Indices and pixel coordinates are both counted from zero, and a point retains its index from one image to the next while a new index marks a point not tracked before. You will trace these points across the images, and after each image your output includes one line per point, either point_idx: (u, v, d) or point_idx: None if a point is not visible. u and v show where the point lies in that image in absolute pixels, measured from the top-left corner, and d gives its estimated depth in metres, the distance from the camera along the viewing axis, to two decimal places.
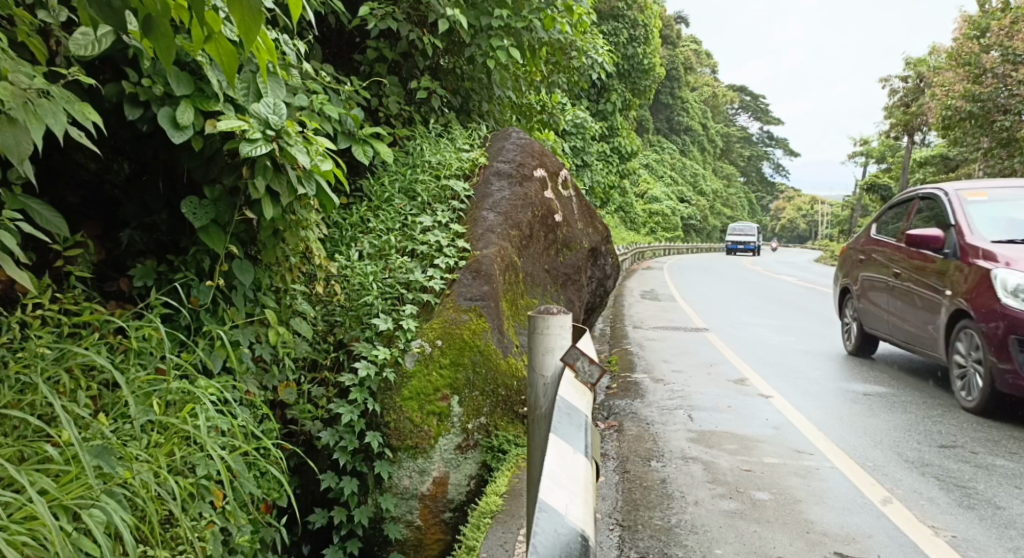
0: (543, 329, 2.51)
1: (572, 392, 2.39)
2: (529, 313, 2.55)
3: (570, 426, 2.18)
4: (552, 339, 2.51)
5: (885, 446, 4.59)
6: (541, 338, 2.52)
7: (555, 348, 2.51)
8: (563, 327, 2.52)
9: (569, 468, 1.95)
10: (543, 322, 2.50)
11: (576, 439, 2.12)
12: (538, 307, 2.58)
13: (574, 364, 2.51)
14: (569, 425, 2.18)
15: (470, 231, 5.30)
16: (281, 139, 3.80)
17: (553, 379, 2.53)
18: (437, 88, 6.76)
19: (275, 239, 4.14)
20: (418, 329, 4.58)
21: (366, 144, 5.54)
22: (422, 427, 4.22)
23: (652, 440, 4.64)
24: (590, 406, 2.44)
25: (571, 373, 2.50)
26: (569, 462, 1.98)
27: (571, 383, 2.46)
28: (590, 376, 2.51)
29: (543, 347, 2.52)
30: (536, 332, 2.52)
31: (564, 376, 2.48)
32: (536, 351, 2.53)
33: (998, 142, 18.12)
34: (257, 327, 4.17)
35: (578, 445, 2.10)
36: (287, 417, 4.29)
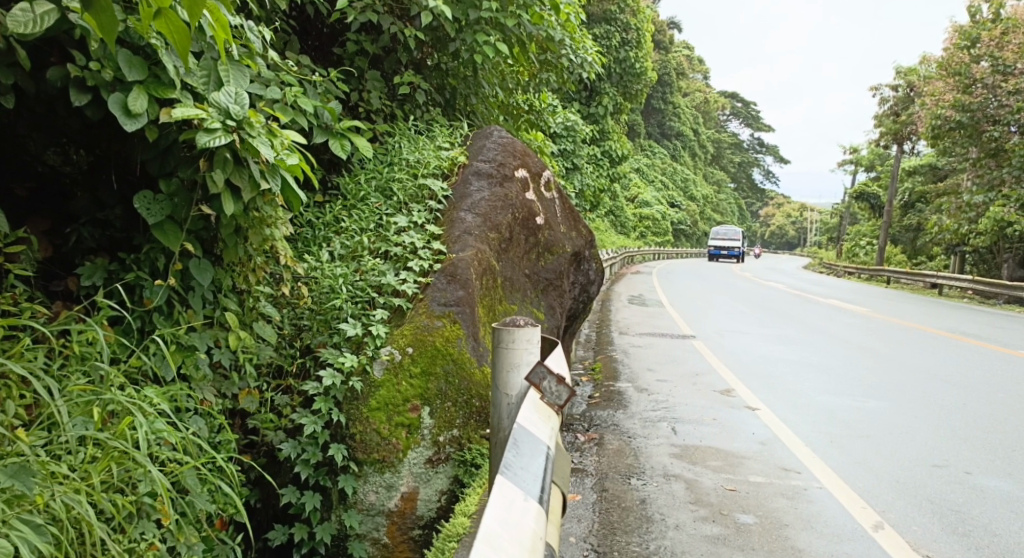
0: (508, 343, 2.47)
1: (534, 419, 2.31)
2: (495, 326, 2.50)
3: (525, 467, 2.08)
4: (517, 354, 2.46)
5: (875, 465, 4.39)
6: (507, 352, 2.48)
7: (521, 365, 2.47)
8: (531, 342, 2.47)
9: (513, 521, 1.85)
10: (508, 335, 2.46)
11: (530, 484, 2.03)
12: (507, 320, 2.54)
13: (540, 384, 2.44)
14: (524, 465, 2.09)
15: (447, 232, 5.07)
16: (243, 131, 3.55)
17: (517, 398, 2.48)
18: (419, 83, 6.55)
19: (237, 237, 3.88)
20: (388, 336, 4.35)
21: (344, 138, 5.29)
22: (390, 440, 3.99)
23: (633, 456, 4.43)
24: (553, 429, 2.38)
25: (537, 393, 2.43)
26: (515, 513, 1.88)
27: (535, 405, 2.39)
28: (556, 399, 2.45)
29: (508, 362, 2.48)
30: (502, 346, 2.48)
31: (528, 395, 2.41)
32: (502, 366, 2.49)
33: (986, 152, 18.60)
34: (216, 330, 3.92)
35: (531, 491, 2.02)
36: (248, 426, 4.06)
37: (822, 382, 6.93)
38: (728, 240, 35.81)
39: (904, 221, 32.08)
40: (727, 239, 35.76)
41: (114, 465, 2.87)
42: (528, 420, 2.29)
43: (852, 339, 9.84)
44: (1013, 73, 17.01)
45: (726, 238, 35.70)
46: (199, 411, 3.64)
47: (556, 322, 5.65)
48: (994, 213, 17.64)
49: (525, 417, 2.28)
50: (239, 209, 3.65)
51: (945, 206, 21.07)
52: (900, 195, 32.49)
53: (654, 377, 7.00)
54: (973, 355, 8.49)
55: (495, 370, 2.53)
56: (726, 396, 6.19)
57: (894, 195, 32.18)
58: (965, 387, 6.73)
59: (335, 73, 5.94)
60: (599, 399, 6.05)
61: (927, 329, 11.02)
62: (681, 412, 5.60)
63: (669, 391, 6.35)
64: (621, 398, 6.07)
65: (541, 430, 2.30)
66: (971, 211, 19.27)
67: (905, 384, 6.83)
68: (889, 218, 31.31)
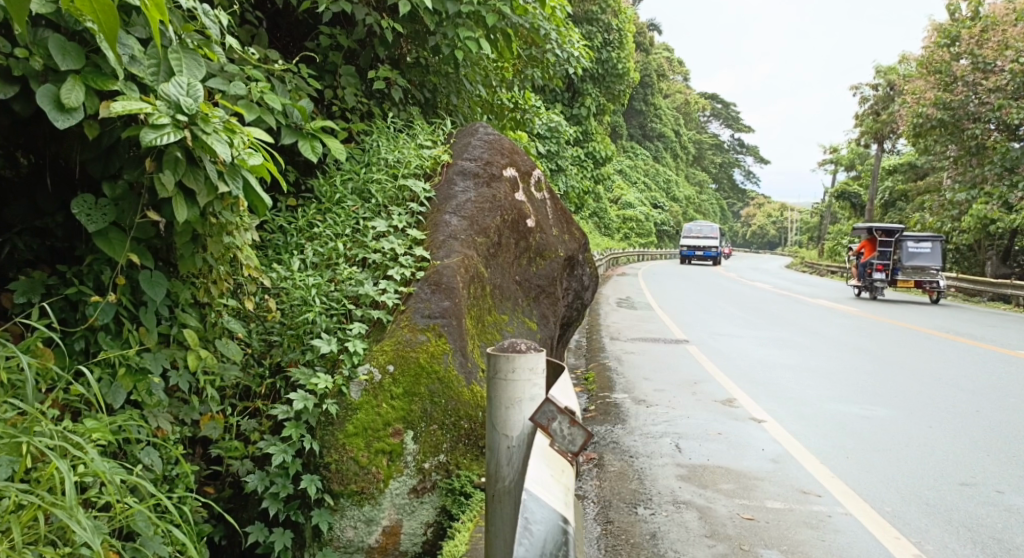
0: (513, 371, 2.15)
1: (547, 479, 1.99)
2: (491, 352, 2.19)
3: None
4: (524, 385, 2.16)
5: (900, 484, 4.06)
6: (508, 385, 2.17)
7: (525, 397, 2.17)
8: (540, 371, 2.19)
9: None
10: (515, 361, 2.15)
11: None
12: (506, 344, 2.24)
13: (548, 426, 2.13)
14: None
15: (430, 237, 4.66)
16: (196, 126, 3.16)
17: (519, 442, 2.17)
18: (397, 78, 6.14)
19: (194, 245, 3.47)
20: (366, 352, 3.93)
21: (315, 139, 4.91)
22: (369, 469, 3.58)
23: (637, 479, 4.05)
24: (568, 488, 2.07)
25: (545, 437, 2.12)
26: None
27: (544, 453, 2.08)
28: (569, 444, 2.14)
29: (511, 394, 2.16)
30: (504, 374, 2.16)
31: (535, 440, 2.10)
32: (501, 398, 2.18)
33: (966, 149, 18.41)
34: (174, 349, 3.54)
35: None
36: (211, 455, 3.69)
37: (825, 388, 6.61)
38: (704, 236, 33.91)
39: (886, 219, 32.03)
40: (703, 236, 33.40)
41: (43, 515, 2.42)
42: (539, 481, 1.97)
43: (849, 342, 9.55)
44: (994, 71, 16.87)
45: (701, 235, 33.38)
46: (151, 442, 3.27)
47: (550, 332, 5.27)
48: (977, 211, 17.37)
49: (537, 477, 1.97)
50: (194, 215, 3.24)
51: (928, 204, 20.91)
52: (881, 193, 32.42)
53: (651, 387, 6.63)
54: (974, 357, 8.21)
55: (489, 403, 2.21)
56: (730, 407, 5.83)
57: (875, 193, 32.08)
58: (976, 392, 6.42)
59: (306, 69, 5.54)
60: (595, 413, 5.67)
61: (922, 330, 10.75)
62: (684, 426, 5.23)
63: (669, 402, 5.99)
64: (619, 411, 5.69)
65: (556, 497, 1.99)
66: (955, 210, 19.06)
67: (913, 390, 6.52)
68: (870, 217, 31.29)
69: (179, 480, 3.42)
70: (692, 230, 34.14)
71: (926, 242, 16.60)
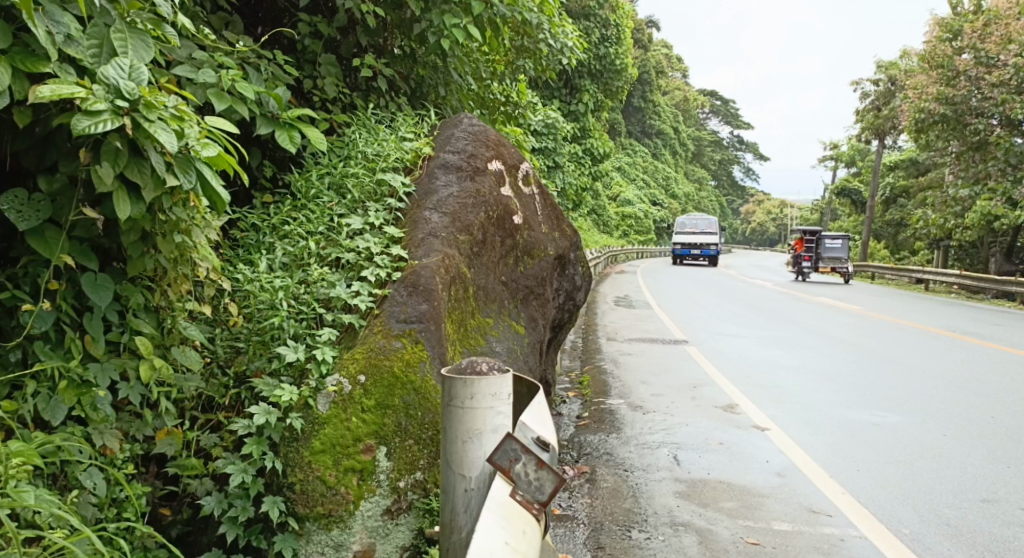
0: (473, 396, 2.13)
1: (495, 549, 1.83)
2: (449, 376, 2.16)
3: None
4: (484, 413, 2.13)
5: (917, 501, 3.75)
6: (466, 414, 2.14)
7: (485, 427, 2.13)
8: (505, 396, 2.16)
9: None
10: (476, 386, 2.12)
11: None
12: (467, 362, 2.21)
13: (510, 469, 2.07)
14: None
15: (409, 235, 4.33)
16: (138, 112, 2.84)
17: (478, 484, 2.13)
18: (381, 67, 5.81)
19: (144, 245, 3.15)
20: (336, 361, 3.60)
21: (293, 129, 4.54)
22: (338, 490, 3.27)
23: (632, 497, 3.74)
24: (526, 547, 1.92)
25: (506, 482, 2.05)
26: None
27: (504, 504, 1.98)
28: (535, 491, 2.07)
29: (469, 423, 2.13)
30: (463, 400, 2.13)
31: (495, 486, 2.03)
32: (457, 427, 2.15)
33: (968, 145, 18.11)
34: (124, 359, 3.22)
35: None
36: (168, 473, 3.38)
37: (830, 392, 6.30)
38: (699, 230, 31.97)
39: (886, 216, 31.82)
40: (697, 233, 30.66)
41: None
42: (487, 548, 1.82)
43: (852, 341, 9.26)
44: (997, 65, 16.57)
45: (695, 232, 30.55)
46: (95, 464, 2.98)
47: (539, 336, 4.95)
48: (980, 207, 17.01)
49: (487, 546, 1.82)
50: (139, 211, 2.92)
51: (929, 199, 20.59)
52: (882, 189, 32.15)
53: (647, 392, 6.33)
54: (983, 358, 7.93)
55: (443, 431, 2.17)
56: (731, 414, 5.52)
57: (876, 189, 31.80)
58: (988, 396, 6.14)
59: (282, 56, 5.20)
60: (589, 420, 5.36)
61: (928, 328, 10.45)
62: (682, 435, 4.93)
63: (667, 408, 5.68)
64: (614, 419, 5.37)
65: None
66: (957, 206, 18.72)
67: (921, 393, 6.24)
68: (871, 214, 30.91)
69: (130, 503, 3.13)
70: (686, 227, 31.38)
71: (839, 240, 23.24)
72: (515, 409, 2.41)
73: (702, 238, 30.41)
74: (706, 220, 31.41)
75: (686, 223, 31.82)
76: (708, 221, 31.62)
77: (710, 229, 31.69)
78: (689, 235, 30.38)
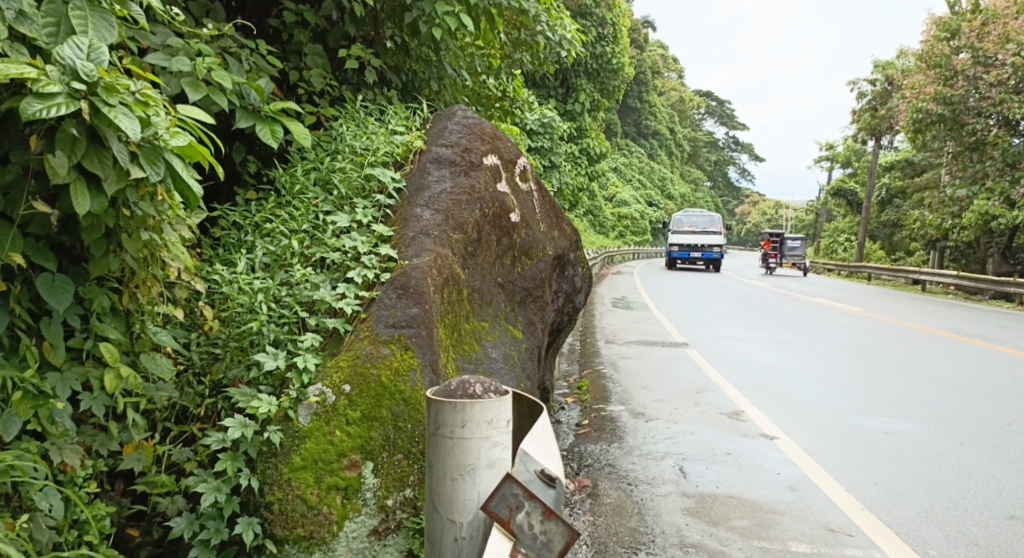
0: (465, 424, 2.11)
1: None
2: (442, 406, 2.13)
3: None
4: (478, 444, 2.12)
5: (941, 519, 3.51)
6: (461, 450, 2.11)
7: (481, 461, 2.12)
8: (501, 424, 2.16)
9: None
10: (468, 414, 2.11)
11: None
12: (457, 382, 2.19)
13: (511, 519, 2.03)
14: None
15: (399, 233, 4.08)
16: (96, 97, 2.59)
17: (471, 532, 2.11)
18: (371, 59, 5.53)
19: (107, 243, 2.90)
20: (319, 370, 3.34)
21: (276, 123, 4.26)
22: (320, 509, 3.01)
23: (637, 515, 3.50)
24: None
25: (508, 533, 2.02)
26: None
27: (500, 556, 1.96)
28: (540, 546, 2.02)
29: (462, 456, 2.12)
30: (455, 428, 2.12)
31: (495, 538, 2.00)
32: (449, 459, 2.13)
33: (965, 145, 17.95)
34: (87, 368, 2.97)
35: None
36: (136, 491, 3.13)
37: (839, 398, 6.06)
38: (699, 229, 27.93)
39: (882, 217, 31.68)
40: (697, 232, 27.14)
41: None
42: None
43: (857, 344, 9.04)
44: (995, 65, 16.37)
45: (694, 231, 27.19)
46: (51, 484, 2.73)
47: (537, 341, 4.69)
48: (978, 207, 16.81)
49: None
50: (100, 206, 2.68)
51: (927, 200, 20.42)
52: (878, 190, 32.00)
53: (649, 397, 6.09)
54: (991, 361, 7.71)
55: (434, 463, 2.16)
56: (737, 421, 5.28)
57: (872, 190, 31.66)
58: (1002, 402, 5.90)
59: (266, 45, 4.94)
60: (589, 428, 5.11)
61: (933, 330, 10.22)
62: (687, 444, 4.68)
63: (670, 415, 5.43)
64: (615, 427, 5.12)
65: None
66: (955, 206, 18.52)
67: (933, 399, 5.99)
68: (868, 214, 30.59)
69: (92, 525, 2.88)
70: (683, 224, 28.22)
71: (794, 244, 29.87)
72: (516, 431, 2.37)
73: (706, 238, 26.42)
74: (706, 216, 28.35)
75: (683, 221, 28.30)
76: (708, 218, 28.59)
77: (714, 227, 27.78)
78: (685, 235, 27.44)
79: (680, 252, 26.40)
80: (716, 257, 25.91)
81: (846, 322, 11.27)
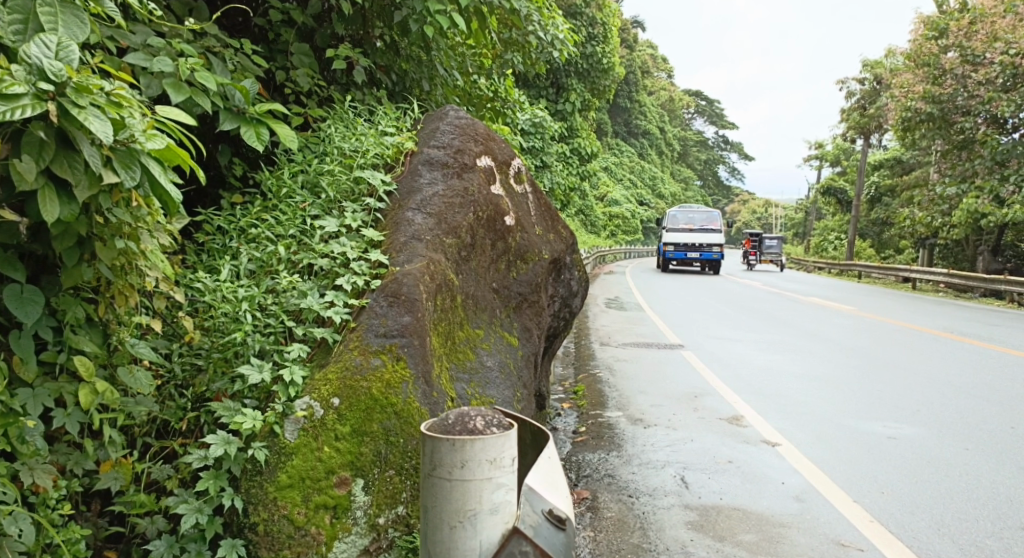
0: (464, 464, 2.07)
1: None
2: (442, 443, 2.08)
3: None
4: (480, 486, 2.07)
5: (953, 530, 3.39)
6: (462, 493, 2.06)
7: (483, 506, 2.07)
8: (504, 464, 2.10)
9: None
10: (468, 453, 2.06)
11: None
12: (456, 417, 2.15)
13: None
14: None
15: (390, 238, 3.93)
16: (65, 98, 2.43)
17: None
18: (359, 59, 5.38)
19: (80, 252, 2.75)
20: (307, 384, 3.19)
21: (262, 125, 4.07)
22: (308, 530, 2.86)
23: (640, 530, 3.37)
24: None
25: None
26: None
27: None
28: None
29: (463, 498, 2.07)
30: (455, 469, 2.07)
31: None
32: (450, 503, 2.08)
33: (954, 144, 17.94)
34: (61, 383, 2.81)
35: None
36: (114, 511, 2.98)
37: (839, 402, 5.95)
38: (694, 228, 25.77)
39: (872, 215, 31.69)
40: (692, 229, 25.26)
41: None
42: None
43: (854, 345, 8.94)
44: (984, 63, 16.34)
45: (692, 228, 24.87)
46: (20, 507, 2.54)
47: (533, 348, 4.55)
48: (968, 205, 16.81)
49: None
50: (70, 213, 2.52)
51: (917, 198, 20.40)
52: (868, 188, 32.01)
53: (646, 402, 5.96)
54: (989, 362, 7.63)
55: (434, 506, 2.10)
56: (737, 427, 5.15)
57: (862, 188, 31.67)
58: (1004, 404, 5.81)
59: (251, 45, 4.77)
60: (586, 436, 4.97)
61: (928, 330, 10.15)
62: (688, 452, 4.56)
63: (668, 421, 5.31)
64: (613, 434, 4.99)
65: None
66: (945, 204, 18.51)
67: (935, 402, 5.89)
68: (858, 213, 30.55)
69: (66, 549, 2.72)
70: (680, 220, 25.64)
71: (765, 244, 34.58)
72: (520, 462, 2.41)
73: (703, 236, 24.59)
74: (706, 211, 26.31)
75: (678, 217, 26.40)
76: (705, 213, 26.53)
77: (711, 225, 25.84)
78: (681, 232, 25.38)
79: (676, 252, 24.52)
80: (713, 256, 24.13)
81: (841, 322, 11.19)
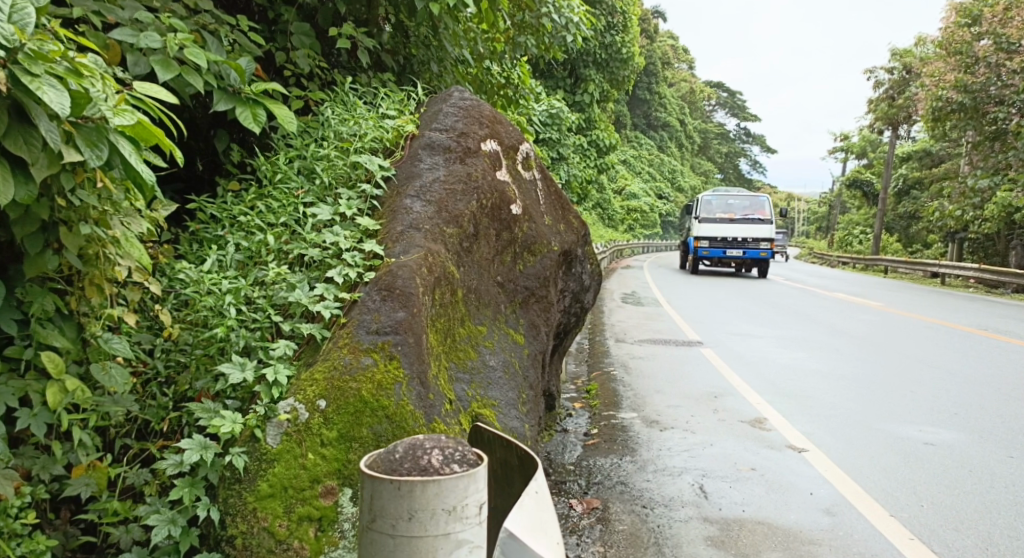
0: (412, 516, 1.83)
1: None
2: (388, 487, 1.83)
3: None
4: (433, 541, 1.84)
5: (1000, 549, 3.09)
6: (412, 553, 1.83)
7: None
8: (464, 515, 1.88)
9: None
10: (417, 502, 1.82)
11: None
12: (404, 453, 1.92)
13: None
14: None
15: (387, 227, 3.68)
16: (18, 66, 2.21)
17: None
18: (363, 40, 5.14)
19: (44, 238, 2.54)
20: (291, 384, 2.95)
21: (258, 107, 3.83)
22: (290, 545, 2.62)
23: (654, 546, 3.10)
24: None
25: None
26: None
27: None
28: None
29: None
30: (400, 523, 1.83)
31: None
32: None
33: (986, 135, 17.32)
34: (27, 381, 2.60)
35: None
36: (85, 520, 2.76)
37: (867, 403, 5.62)
38: (738, 217, 22.21)
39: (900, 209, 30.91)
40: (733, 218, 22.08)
41: None
42: None
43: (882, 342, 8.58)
44: (1019, 51, 15.73)
45: (731, 216, 22.01)
46: None
47: (540, 345, 4.29)
48: (1001, 198, 16.22)
49: None
50: (27, 194, 2.32)
51: (947, 192, 19.78)
52: (894, 181, 31.23)
53: (663, 403, 5.67)
54: None
55: None
56: (760, 431, 4.85)
57: (889, 181, 30.92)
58: None
59: (249, 23, 4.54)
60: (598, 439, 4.70)
61: (959, 327, 9.74)
62: (706, 457, 4.27)
63: (686, 424, 5.02)
64: (627, 437, 4.71)
65: None
66: (976, 197, 17.91)
67: (970, 404, 5.55)
68: (886, 206, 29.73)
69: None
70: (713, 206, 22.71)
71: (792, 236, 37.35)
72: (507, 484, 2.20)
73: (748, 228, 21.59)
74: (750, 197, 22.73)
75: (715, 203, 22.70)
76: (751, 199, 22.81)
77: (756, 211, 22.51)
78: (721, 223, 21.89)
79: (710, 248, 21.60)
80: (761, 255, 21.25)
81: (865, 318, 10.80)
